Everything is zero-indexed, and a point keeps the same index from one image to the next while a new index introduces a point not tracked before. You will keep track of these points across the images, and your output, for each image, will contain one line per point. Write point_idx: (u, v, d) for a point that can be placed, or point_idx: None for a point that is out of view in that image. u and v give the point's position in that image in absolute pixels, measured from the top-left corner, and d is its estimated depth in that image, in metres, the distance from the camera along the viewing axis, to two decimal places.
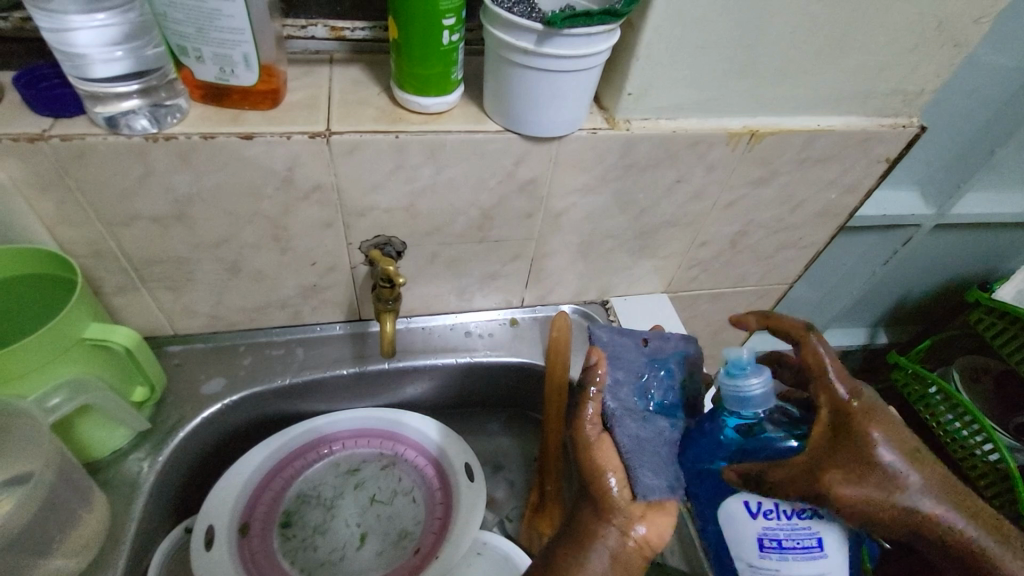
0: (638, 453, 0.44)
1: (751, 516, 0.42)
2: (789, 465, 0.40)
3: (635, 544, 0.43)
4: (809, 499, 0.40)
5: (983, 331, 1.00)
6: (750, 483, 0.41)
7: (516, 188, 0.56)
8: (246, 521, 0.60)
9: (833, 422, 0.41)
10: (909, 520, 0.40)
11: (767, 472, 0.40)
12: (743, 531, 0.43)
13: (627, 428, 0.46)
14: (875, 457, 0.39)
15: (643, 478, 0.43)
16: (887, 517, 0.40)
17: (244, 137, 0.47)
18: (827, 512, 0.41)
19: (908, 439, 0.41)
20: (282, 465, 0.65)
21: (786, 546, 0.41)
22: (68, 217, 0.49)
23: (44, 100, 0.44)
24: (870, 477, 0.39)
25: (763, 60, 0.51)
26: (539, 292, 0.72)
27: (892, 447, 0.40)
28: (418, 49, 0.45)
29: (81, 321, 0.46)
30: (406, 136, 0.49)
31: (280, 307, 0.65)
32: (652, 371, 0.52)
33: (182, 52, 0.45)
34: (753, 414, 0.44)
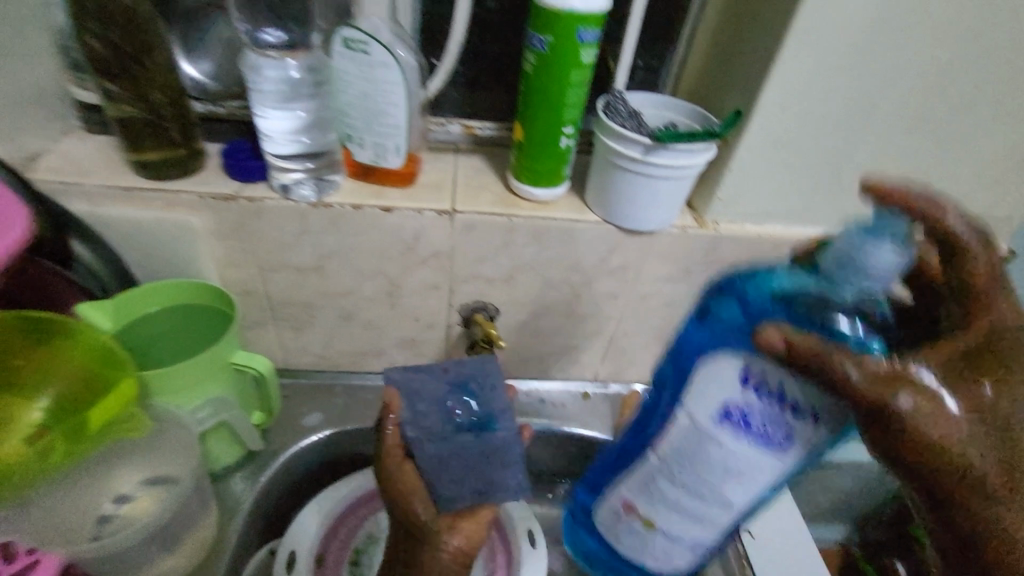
0: None
1: (740, 384, 0.43)
2: (868, 364, 0.38)
3: (449, 554, 0.42)
4: (874, 399, 0.37)
5: None
6: (789, 352, 0.38)
7: (605, 272, 0.62)
8: (320, 555, 0.62)
9: (898, 368, 0.38)
10: (937, 456, 0.39)
11: (828, 359, 0.37)
12: (709, 399, 0.45)
13: (511, 453, 0.53)
14: (932, 392, 0.38)
15: (505, 489, 0.50)
16: (916, 448, 0.39)
17: (385, 210, 0.56)
18: (818, 408, 0.42)
19: (964, 371, 0.41)
20: (358, 504, 0.67)
21: (748, 425, 0.44)
22: (233, 260, 0.59)
23: (238, 168, 0.55)
24: (930, 404, 0.38)
25: (849, 180, 0.55)
26: (613, 368, 0.75)
27: (932, 371, 0.39)
28: (537, 151, 0.54)
29: (231, 349, 0.54)
30: (519, 220, 0.57)
31: (378, 355, 0.72)
32: (453, 396, 0.44)
33: (348, 139, 0.55)
34: (843, 292, 0.40)
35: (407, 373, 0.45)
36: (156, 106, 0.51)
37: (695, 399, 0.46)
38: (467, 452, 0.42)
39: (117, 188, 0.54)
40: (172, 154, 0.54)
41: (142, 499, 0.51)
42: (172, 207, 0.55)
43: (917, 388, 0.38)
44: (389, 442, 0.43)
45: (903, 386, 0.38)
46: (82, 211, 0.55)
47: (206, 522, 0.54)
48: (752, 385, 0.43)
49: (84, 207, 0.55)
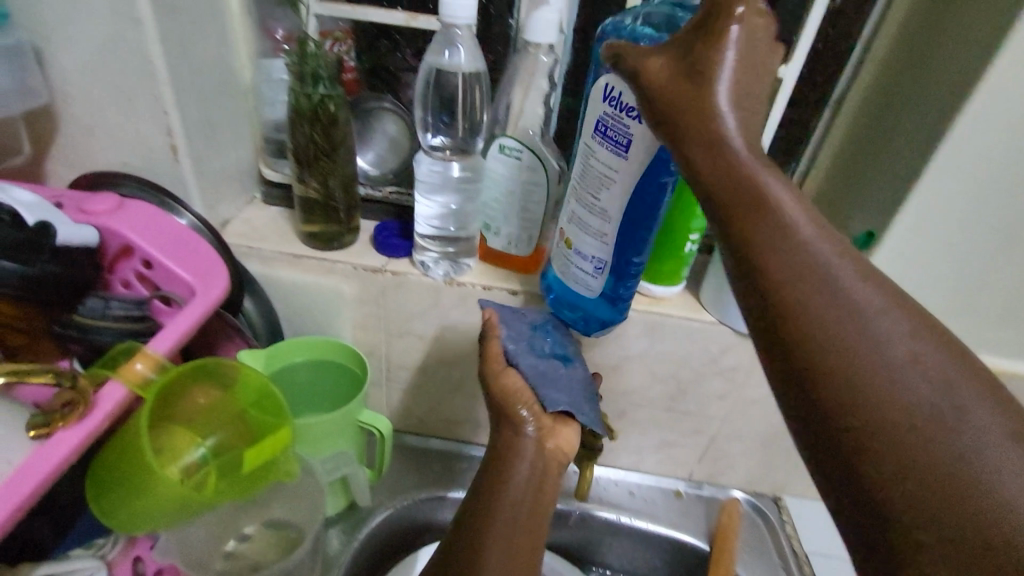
0: (540, 378, 0.53)
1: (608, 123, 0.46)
2: (711, 161, 0.36)
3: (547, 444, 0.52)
4: (728, 232, 0.35)
5: None
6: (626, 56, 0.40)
7: (715, 371, 0.62)
8: None
9: (691, 122, 0.36)
10: (838, 330, 0.31)
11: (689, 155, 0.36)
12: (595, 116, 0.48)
13: (526, 357, 0.54)
14: (774, 228, 0.33)
15: (549, 394, 0.53)
16: (795, 315, 0.32)
17: (512, 293, 0.60)
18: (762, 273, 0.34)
19: (805, 233, 0.33)
20: None
21: (612, 132, 0.47)
22: (366, 324, 0.66)
23: (387, 245, 0.63)
24: (781, 245, 0.33)
25: (986, 305, 0.54)
26: (710, 470, 0.72)
27: (783, 192, 0.33)
28: (659, 251, 0.57)
29: (361, 408, 0.58)
30: (636, 313, 0.59)
31: (475, 425, 0.74)
32: (537, 335, 0.56)
33: (486, 228, 0.61)
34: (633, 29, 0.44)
35: (499, 305, 0.57)
36: (333, 189, 0.60)
37: (611, 187, 0.48)
38: (558, 373, 0.55)
39: (288, 254, 0.62)
40: (335, 227, 0.62)
41: (260, 538, 0.56)
42: (329, 274, 0.62)
43: (664, 53, 0.38)
44: (494, 349, 0.54)
45: (809, 212, 0.33)
46: (255, 271, 0.64)
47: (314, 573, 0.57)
48: (614, 138, 0.47)
49: (257, 266, 0.64)
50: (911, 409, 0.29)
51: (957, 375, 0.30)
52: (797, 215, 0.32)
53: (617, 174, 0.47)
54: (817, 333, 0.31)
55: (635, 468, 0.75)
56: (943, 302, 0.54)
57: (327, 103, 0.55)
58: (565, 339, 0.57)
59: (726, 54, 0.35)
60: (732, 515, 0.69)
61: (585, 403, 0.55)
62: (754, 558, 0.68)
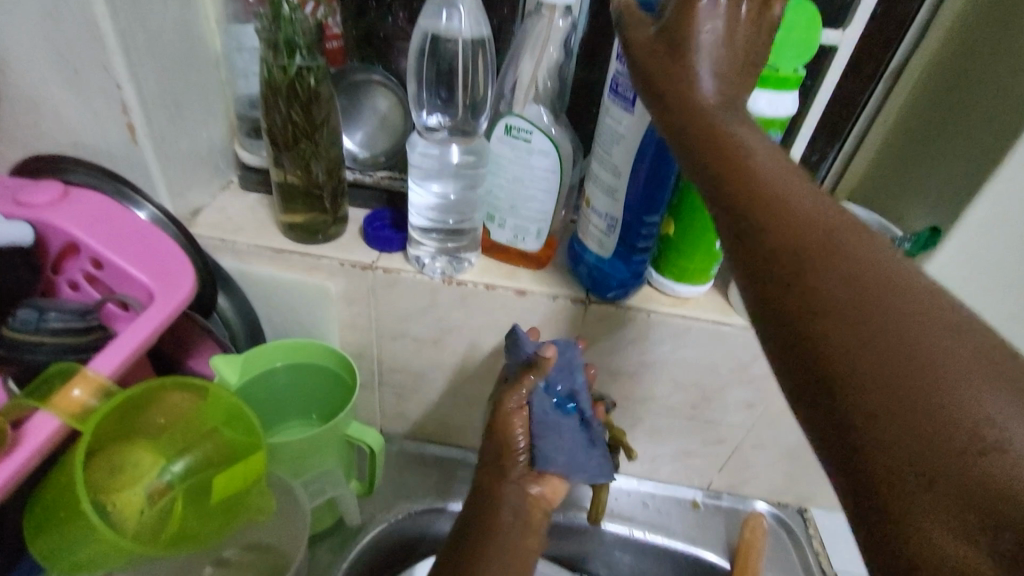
0: (545, 433, 0.52)
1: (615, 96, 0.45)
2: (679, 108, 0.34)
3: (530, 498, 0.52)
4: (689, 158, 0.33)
5: None
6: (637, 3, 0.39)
7: (744, 379, 0.56)
8: None
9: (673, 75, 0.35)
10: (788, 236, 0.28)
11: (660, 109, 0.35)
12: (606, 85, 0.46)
13: (541, 403, 0.52)
14: (740, 159, 0.31)
15: (549, 454, 0.51)
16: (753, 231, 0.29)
17: (518, 293, 0.54)
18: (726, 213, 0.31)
19: (768, 163, 0.31)
20: None
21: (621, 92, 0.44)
22: (357, 324, 0.59)
23: (378, 237, 0.56)
24: (739, 177, 0.30)
25: None
26: (731, 480, 0.67)
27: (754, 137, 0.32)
28: (687, 246, 0.50)
29: (351, 419, 0.53)
30: (657, 316, 0.53)
31: (476, 431, 0.68)
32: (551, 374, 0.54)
33: (490, 219, 0.54)
34: None
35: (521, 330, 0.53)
36: (315, 175, 0.53)
37: (623, 144, 0.45)
38: (562, 425, 0.52)
39: (267, 249, 0.55)
40: (319, 218, 0.55)
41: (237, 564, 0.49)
42: (313, 271, 0.56)
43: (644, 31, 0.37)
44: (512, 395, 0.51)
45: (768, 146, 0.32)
46: (230, 266, 0.57)
47: None
48: (630, 94, 0.44)
49: (232, 261, 0.57)
50: (864, 311, 0.25)
51: (926, 299, 0.25)
52: (758, 148, 0.32)
53: (629, 127, 0.44)
54: (775, 252, 0.28)
55: (649, 476, 0.69)
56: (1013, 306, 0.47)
57: (306, 77, 0.48)
58: (568, 379, 0.53)
59: (703, 32, 0.34)
60: (756, 531, 0.64)
61: (584, 453, 0.53)
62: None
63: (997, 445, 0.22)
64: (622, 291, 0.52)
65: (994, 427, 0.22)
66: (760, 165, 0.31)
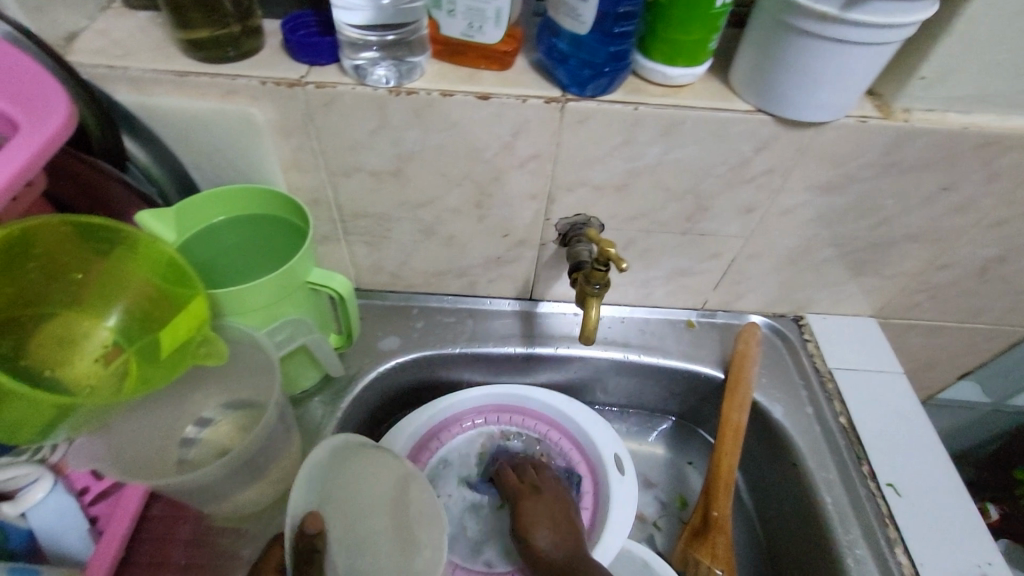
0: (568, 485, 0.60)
1: None
2: None
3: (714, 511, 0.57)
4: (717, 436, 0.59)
5: None
6: None
7: (745, 179, 0.50)
8: None
9: None
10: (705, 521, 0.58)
11: None
12: None
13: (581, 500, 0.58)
14: (724, 441, 0.58)
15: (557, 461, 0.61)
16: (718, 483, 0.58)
17: (481, 97, 0.45)
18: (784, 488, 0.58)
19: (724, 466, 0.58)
20: (429, 437, 0.61)
21: None
22: (300, 162, 0.51)
23: (302, 47, 0.45)
24: (727, 437, 0.58)
25: None
26: (727, 296, 0.64)
27: (733, 453, 0.58)
28: (682, 12, 0.40)
29: (309, 264, 0.47)
30: (645, 109, 0.45)
31: (457, 276, 0.63)
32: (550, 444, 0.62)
33: (435, 5, 0.44)
34: None
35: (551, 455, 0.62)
36: None
37: None
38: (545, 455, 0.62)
39: (168, 74, 0.45)
40: (224, 31, 0.44)
41: (222, 426, 0.47)
42: (230, 96, 0.46)
43: None
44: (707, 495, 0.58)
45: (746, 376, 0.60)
46: (130, 102, 0.47)
47: (289, 453, 0.50)
48: None
49: (130, 96, 0.46)
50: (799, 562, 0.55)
51: (801, 530, 0.55)
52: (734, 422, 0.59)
53: None
54: (723, 467, 0.58)
55: (643, 302, 0.67)
56: None
57: None
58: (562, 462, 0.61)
59: None
60: (749, 342, 0.62)
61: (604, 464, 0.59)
62: (773, 382, 0.62)
63: (815, 528, 0.53)
64: (604, 81, 0.44)
65: (818, 540, 0.53)
66: (737, 383, 0.60)
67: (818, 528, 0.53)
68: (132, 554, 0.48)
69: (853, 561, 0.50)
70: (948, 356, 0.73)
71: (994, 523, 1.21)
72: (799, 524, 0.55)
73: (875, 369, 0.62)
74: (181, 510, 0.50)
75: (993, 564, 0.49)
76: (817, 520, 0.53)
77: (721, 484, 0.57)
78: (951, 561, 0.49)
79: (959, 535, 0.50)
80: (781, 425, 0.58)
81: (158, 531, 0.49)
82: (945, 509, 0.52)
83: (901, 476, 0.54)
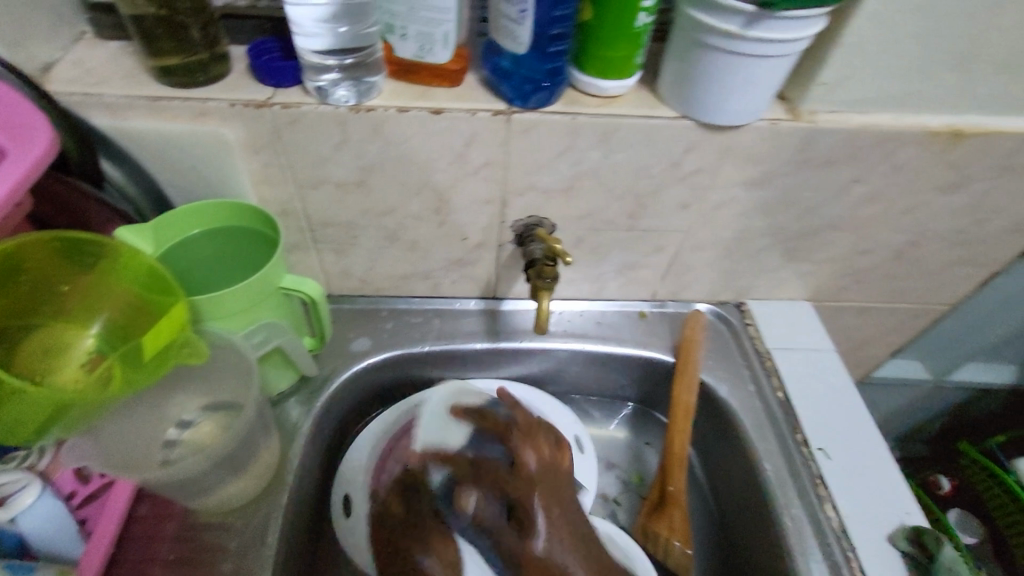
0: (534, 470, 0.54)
1: None
2: None
3: (670, 486, 0.62)
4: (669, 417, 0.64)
5: None
6: None
7: (678, 178, 0.55)
8: None
9: None
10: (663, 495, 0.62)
11: None
12: None
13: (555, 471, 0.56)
14: (677, 421, 0.63)
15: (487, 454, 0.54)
16: (672, 459, 0.63)
17: (434, 112, 0.50)
18: (731, 460, 0.63)
19: (676, 443, 0.63)
20: None
21: None
22: (269, 177, 0.55)
23: (267, 70, 0.49)
24: (679, 417, 0.63)
25: (983, 54, 0.47)
26: (674, 287, 0.70)
27: (684, 431, 0.63)
28: (609, 32, 0.46)
29: (281, 271, 0.51)
30: (583, 119, 0.50)
31: (423, 278, 0.67)
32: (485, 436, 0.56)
33: (389, 30, 0.48)
34: None
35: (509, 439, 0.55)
36: None
37: None
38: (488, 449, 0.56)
39: (142, 98, 0.48)
40: (194, 58, 0.47)
41: (203, 426, 0.50)
42: (201, 117, 0.49)
43: None
44: (664, 471, 0.63)
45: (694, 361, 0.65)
46: (106, 126, 0.50)
47: (268, 449, 0.53)
48: None
49: (105, 120, 0.49)
50: (748, 527, 0.60)
51: (747, 497, 0.60)
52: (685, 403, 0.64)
53: None
54: (676, 445, 0.63)
55: (598, 296, 0.72)
56: (939, 51, 0.47)
57: None
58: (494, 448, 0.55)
59: None
60: (695, 328, 0.67)
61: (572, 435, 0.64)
62: (719, 363, 0.67)
63: (758, 494, 0.58)
64: (545, 94, 0.48)
65: (761, 504, 0.58)
66: (686, 368, 0.65)
67: (761, 492, 0.58)
68: (121, 551, 0.50)
69: (790, 520, 0.55)
70: (880, 334, 0.80)
71: (946, 494, 1.29)
72: (745, 492, 0.60)
73: (809, 347, 0.68)
74: (166, 508, 0.53)
75: (911, 514, 0.55)
76: (759, 485, 0.58)
77: (675, 460, 0.62)
78: (875, 514, 0.55)
79: (882, 491, 0.56)
80: (726, 401, 0.64)
81: (145, 529, 0.52)
82: (870, 468, 0.58)
83: (831, 442, 0.60)
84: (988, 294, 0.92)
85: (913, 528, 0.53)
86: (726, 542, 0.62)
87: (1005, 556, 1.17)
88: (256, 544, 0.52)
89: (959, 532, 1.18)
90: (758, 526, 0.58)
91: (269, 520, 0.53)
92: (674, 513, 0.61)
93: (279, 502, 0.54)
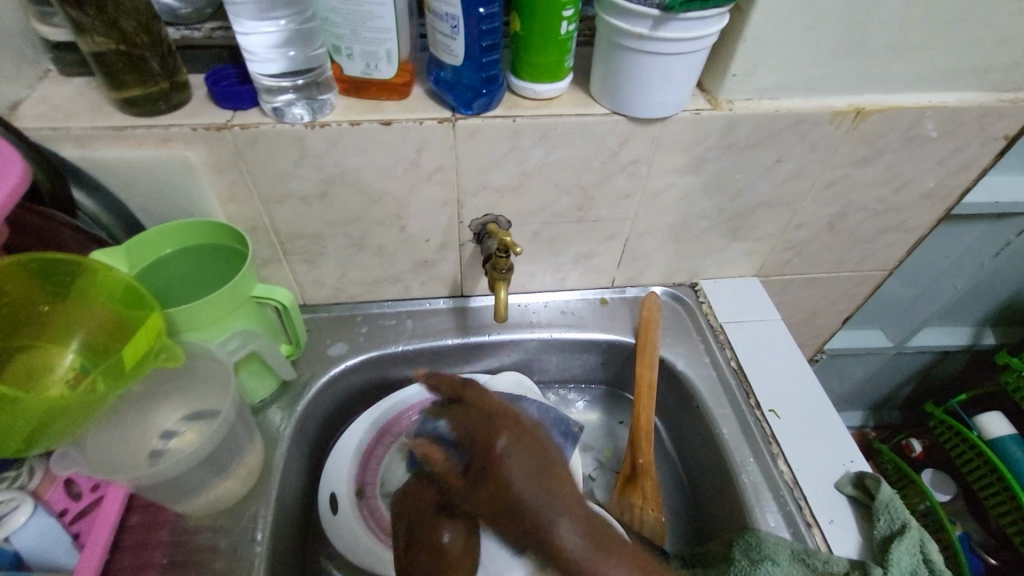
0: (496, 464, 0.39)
1: None
2: None
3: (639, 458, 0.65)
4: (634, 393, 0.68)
5: (1012, 391, 1.15)
6: None
7: (618, 169, 0.60)
8: (361, 486, 0.64)
9: None
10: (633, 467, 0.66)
11: None
12: None
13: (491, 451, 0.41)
14: (641, 396, 0.67)
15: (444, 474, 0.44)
16: (639, 432, 0.66)
17: (384, 124, 0.53)
18: (694, 429, 0.67)
19: (642, 418, 0.66)
20: (382, 432, 0.68)
21: None
22: (236, 195, 0.58)
23: (225, 95, 0.53)
24: (643, 392, 0.67)
25: (872, 38, 0.52)
26: (630, 272, 0.74)
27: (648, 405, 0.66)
28: (537, 41, 0.50)
29: (252, 281, 0.54)
30: (522, 120, 0.54)
31: (392, 282, 0.71)
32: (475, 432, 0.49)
33: (336, 51, 0.52)
34: None
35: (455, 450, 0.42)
36: (128, 33, 0.48)
37: None
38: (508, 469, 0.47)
39: (108, 129, 0.51)
40: (155, 88, 0.51)
41: (187, 433, 0.53)
42: (165, 142, 0.53)
43: None
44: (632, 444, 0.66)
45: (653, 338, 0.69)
46: (75, 157, 0.53)
47: (250, 451, 0.56)
48: None
49: (74, 151, 0.53)
50: (713, 489, 0.64)
51: (710, 462, 0.64)
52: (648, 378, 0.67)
53: None
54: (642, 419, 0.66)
55: (561, 287, 0.76)
56: (832, 38, 0.52)
57: None
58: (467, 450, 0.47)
59: None
60: (652, 309, 0.72)
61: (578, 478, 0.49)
62: (676, 340, 0.72)
63: (720, 457, 0.62)
64: (484, 101, 0.53)
65: (723, 466, 0.62)
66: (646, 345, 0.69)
67: (720, 455, 0.62)
68: (114, 558, 0.52)
69: (748, 476, 0.59)
70: (829, 303, 0.85)
71: (919, 455, 1.34)
72: (708, 457, 0.64)
73: (758, 319, 0.73)
74: (157, 517, 0.55)
75: (854, 462, 0.59)
76: (719, 448, 0.62)
77: (642, 434, 0.66)
78: (823, 465, 0.59)
79: (829, 443, 0.61)
80: (684, 374, 0.68)
81: (137, 538, 0.54)
82: (817, 423, 0.63)
83: (781, 403, 0.64)
84: (929, 260, 0.98)
85: (856, 474, 0.57)
86: (695, 508, 0.66)
87: (979, 510, 1.21)
88: (245, 543, 0.55)
89: (932, 489, 1.23)
90: (721, 487, 0.62)
91: (257, 519, 0.56)
92: (644, 483, 0.65)
93: (265, 502, 0.57)
